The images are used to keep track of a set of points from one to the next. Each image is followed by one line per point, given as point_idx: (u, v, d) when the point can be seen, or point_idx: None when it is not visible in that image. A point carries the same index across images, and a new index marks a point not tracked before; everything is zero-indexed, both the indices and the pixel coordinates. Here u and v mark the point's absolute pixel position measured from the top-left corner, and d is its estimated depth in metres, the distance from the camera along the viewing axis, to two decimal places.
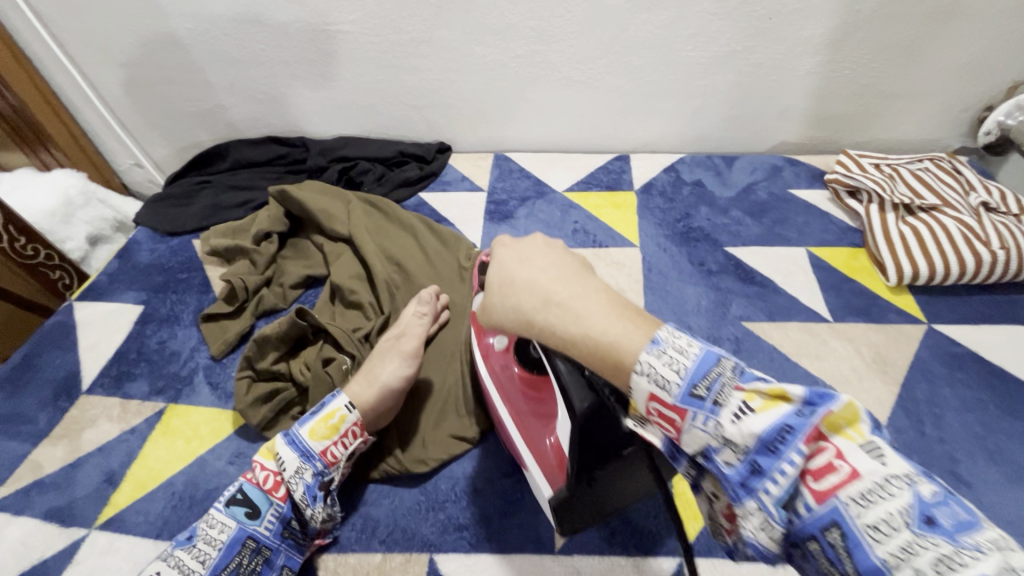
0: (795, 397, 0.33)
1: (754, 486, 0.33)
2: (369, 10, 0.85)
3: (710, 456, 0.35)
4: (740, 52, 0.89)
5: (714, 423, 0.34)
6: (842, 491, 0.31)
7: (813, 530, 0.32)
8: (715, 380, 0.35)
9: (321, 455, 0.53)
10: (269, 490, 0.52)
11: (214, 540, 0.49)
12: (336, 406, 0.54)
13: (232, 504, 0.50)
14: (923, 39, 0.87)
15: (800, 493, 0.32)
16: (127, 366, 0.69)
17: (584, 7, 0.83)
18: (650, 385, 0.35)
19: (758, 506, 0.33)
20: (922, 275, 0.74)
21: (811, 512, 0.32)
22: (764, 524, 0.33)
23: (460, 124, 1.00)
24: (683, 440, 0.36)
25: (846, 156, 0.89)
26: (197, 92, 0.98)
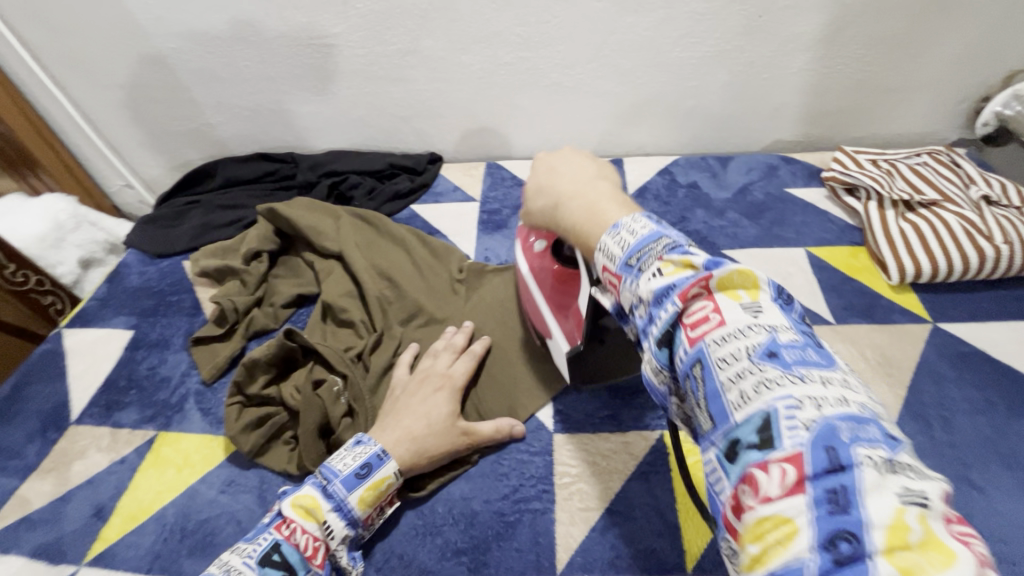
0: (699, 264, 0.34)
1: (649, 327, 0.34)
2: (354, 23, 0.84)
3: (633, 312, 0.36)
4: (731, 51, 0.87)
5: (636, 283, 0.35)
6: (708, 336, 0.31)
7: (684, 370, 0.32)
8: (647, 250, 0.36)
9: (364, 520, 0.51)
10: (310, 558, 0.47)
11: None
12: (386, 472, 0.52)
13: (267, 565, 0.45)
14: (916, 31, 0.86)
15: (680, 342, 0.33)
16: (116, 395, 0.68)
17: (571, 11, 0.82)
18: (604, 259, 0.38)
19: (646, 346, 0.35)
20: (925, 273, 0.72)
21: (683, 353, 0.32)
22: (651, 369, 0.35)
23: (450, 134, 0.99)
24: (621, 301, 0.38)
25: (842, 152, 0.87)
26: (185, 111, 0.98)
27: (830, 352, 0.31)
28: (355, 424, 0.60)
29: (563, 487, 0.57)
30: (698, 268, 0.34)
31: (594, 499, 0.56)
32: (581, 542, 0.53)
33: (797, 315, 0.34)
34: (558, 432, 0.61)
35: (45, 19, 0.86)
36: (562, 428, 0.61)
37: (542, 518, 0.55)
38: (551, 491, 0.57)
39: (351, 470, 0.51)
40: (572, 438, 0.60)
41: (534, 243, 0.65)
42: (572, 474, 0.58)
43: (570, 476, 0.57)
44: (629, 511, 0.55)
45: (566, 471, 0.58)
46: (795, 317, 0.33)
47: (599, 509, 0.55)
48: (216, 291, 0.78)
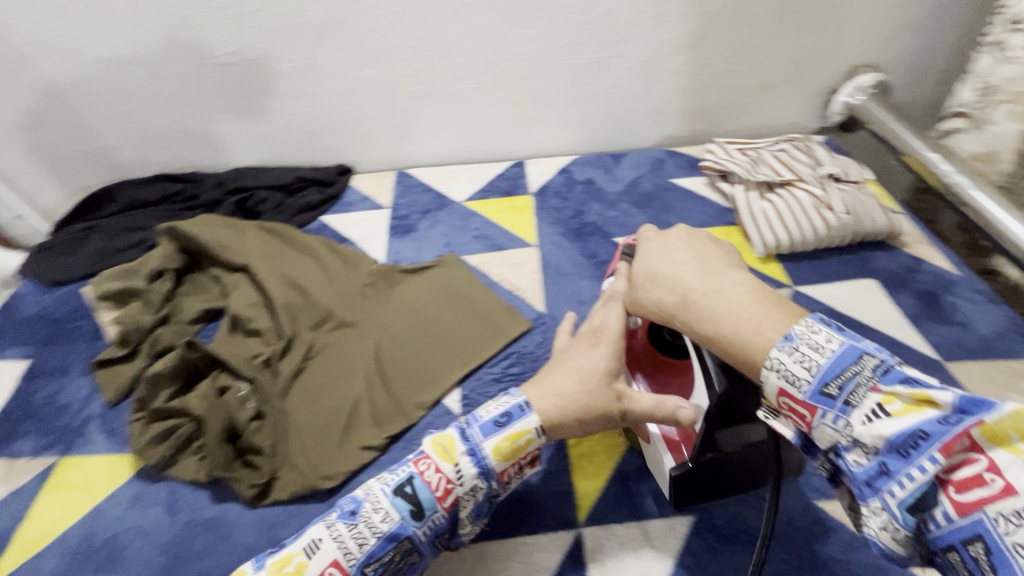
0: (945, 403, 0.34)
1: (883, 482, 0.35)
2: (249, 42, 0.86)
3: (844, 453, 0.38)
4: (612, 58, 0.96)
5: (858, 427, 0.36)
6: (989, 504, 0.31)
7: (954, 542, 0.32)
8: (857, 388, 0.37)
9: (500, 473, 0.48)
10: (439, 497, 0.46)
11: (376, 528, 0.45)
12: (525, 425, 0.48)
13: (400, 495, 0.46)
14: (769, 35, 0.98)
15: (942, 499, 0.33)
16: (11, 426, 0.66)
17: (459, 25, 0.88)
18: (782, 381, 0.39)
19: (883, 504, 0.35)
20: (783, 245, 0.82)
21: (944, 515, 0.33)
22: (887, 525, 0.35)
23: (359, 146, 1.02)
24: (814, 435, 0.39)
25: (715, 144, 0.97)
26: (79, 136, 0.95)
27: None
28: (263, 426, 0.61)
29: None
30: (942, 406, 0.34)
31: None
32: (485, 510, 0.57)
33: None
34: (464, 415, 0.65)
35: None
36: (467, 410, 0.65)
37: None
38: None
39: (490, 417, 0.49)
40: None
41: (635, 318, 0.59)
42: None
43: None
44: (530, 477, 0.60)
45: None
46: None
47: None
48: (119, 313, 0.77)
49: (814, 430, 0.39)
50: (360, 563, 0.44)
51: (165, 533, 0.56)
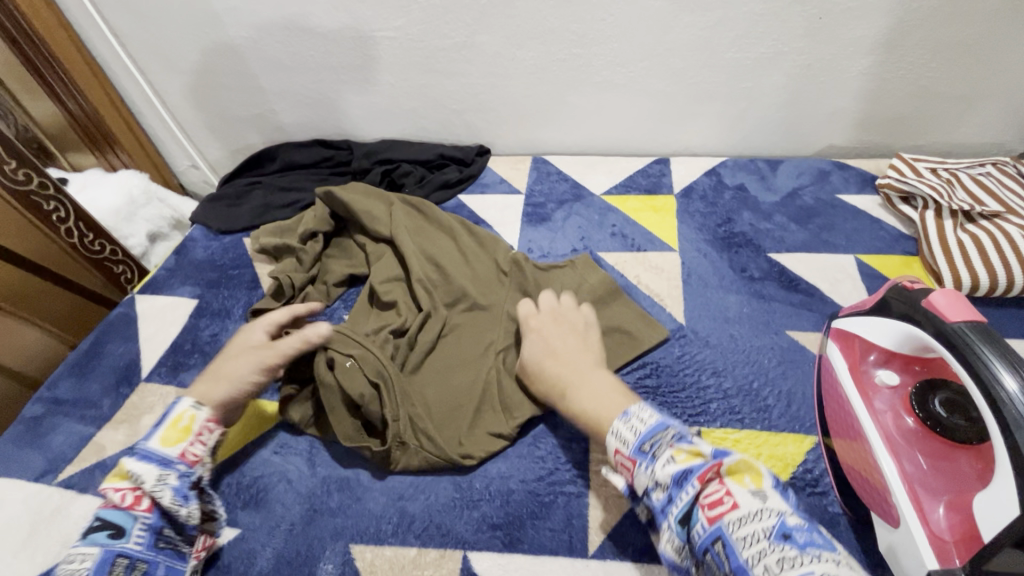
0: (707, 454, 0.47)
1: (670, 509, 0.46)
2: (414, 17, 0.87)
3: (648, 491, 0.48)
4: (789, 54, 0.86)
5: (647, 468, 0.48)
6: (728, 517, 0.43)
7: (705, 545, 0.43)
8: (656, 437, 0.49)
9: (180, 456, 0.52)
10: (130, 506, 0.49)
11: (76, 570, 0.46)
12: (181, 409, 0.55)
13: (92, 532, 0.48)
14: (989, 38, 0.83)
15: (699, 516, 0.44)
16: (182, 357, 0.74)
17: (626, 10, 0.83)
18: (617, 442, 0.51)
19: (667, 524, 0.46)
20: (982, 286, 0.70)
21: (702, 528, 0.44)
22: (674, 546, 0.45)
23: (499, 127, 1.02)
24: (635, 481, 0.49)
25: (899, 159, 0.85)
26: (251, 97, 1.03)
27: (826, 535, 0.43)
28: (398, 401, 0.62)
29: (599, 474, 0.58)
30: (706, 457, 0.47)
31: None
32: (614, 527, 0.54)
33: (790, 501, 0.46)
34: None
35: (132, 9, 0.92)
36: None
37: (577, 501, 0.56)
38: (586, 477, 0.58)
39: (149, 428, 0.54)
40: None
41: (880, 374, 0.56)
42: (608, 462, 0.59)
43: (607, 464, 0.59)
44: None
45: (603, 459, 0.59)
46: (790, 504, 0.45)
47: None
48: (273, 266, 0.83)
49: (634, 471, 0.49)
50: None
51: (306, 485, 0.60)
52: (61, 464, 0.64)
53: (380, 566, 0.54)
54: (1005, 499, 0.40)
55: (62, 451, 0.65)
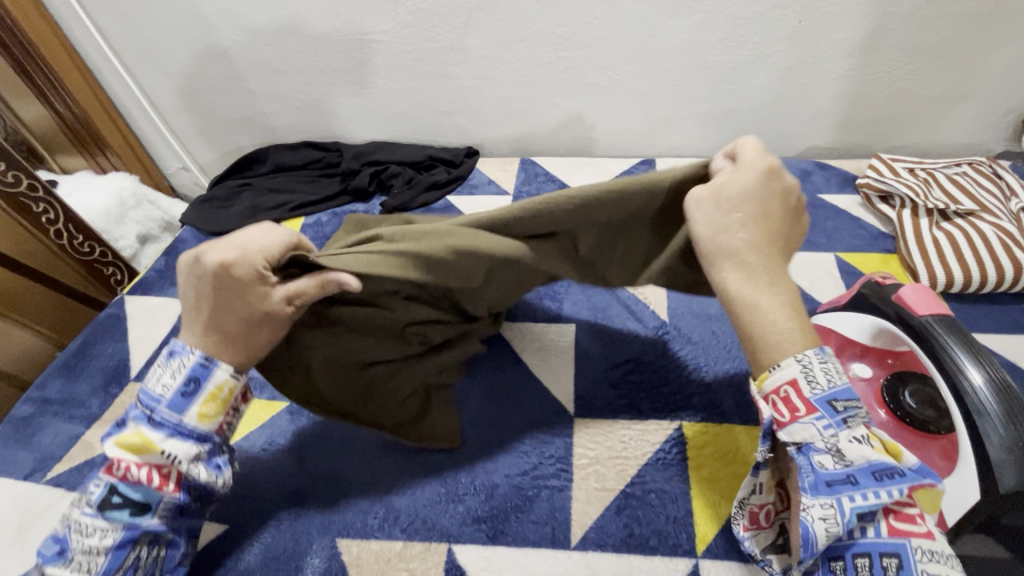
0: (903, 459, 0.42)
1: (841, 491, 0.40)
2: (402, 21, 0.88)
3: (807, 451, 0.42)
4: (771, 56, 0.88)
5: (824, 429, 0.42)
6: (918, 541, 0.39)
7: (873, 550, 0.40)
8: (853, 402, 0.43)
9: (214, 431, 0.50)
10: (158, 486, 0.47)
11: (95, 547, 0.46)
12: (220, 378, 0.50)
13: (110, 509, 0.46)
14: (965, 41, 0.85)
15: (878, 522, 0.40)
16: None
17: (611, 14, 0.84)
18: (802, 374, 0.43)
19: (835, 504, 0.40)
20: (957, 282, 0.72)
21: (875, 533, 0.40)
22: (822, 518, 0.40)
23: (488, 129, 1.03)
24: (793, 430, 0.43)
25: (878, 159, 0.87)
26: (241, 100, 1.04)
27: None
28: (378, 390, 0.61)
29: (582, 468, 0.59)
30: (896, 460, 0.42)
31: (610, 481, 0.58)
32: (596, 519, 0.56)
33: None
34: (580, 417, 0.63)
35: (122, 12, 0.93)
36: (583, 412, 0.63)
37: (561, 494, 0.57)
38: (569, 470, 0.59)
39: (174, 391, 0.49)
40: (593, 422, 0.63)
41: (855, 368, 0.58)
42: (591, 456, 0.60)
43: (589, 458, 0.60)
44: (645, 494, 0.57)
45: (585, 453, 0.60)
46: None
47: (615, 491, 0.57)
48: None
49: (791, 424, 0.43)
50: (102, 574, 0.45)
51: (293, 482, 0.60)
52: (50, 463, 0.64)
53: (366, 560, 0.55)
54: (965, 485, 0.42)
55: (50, 450, 0.66)
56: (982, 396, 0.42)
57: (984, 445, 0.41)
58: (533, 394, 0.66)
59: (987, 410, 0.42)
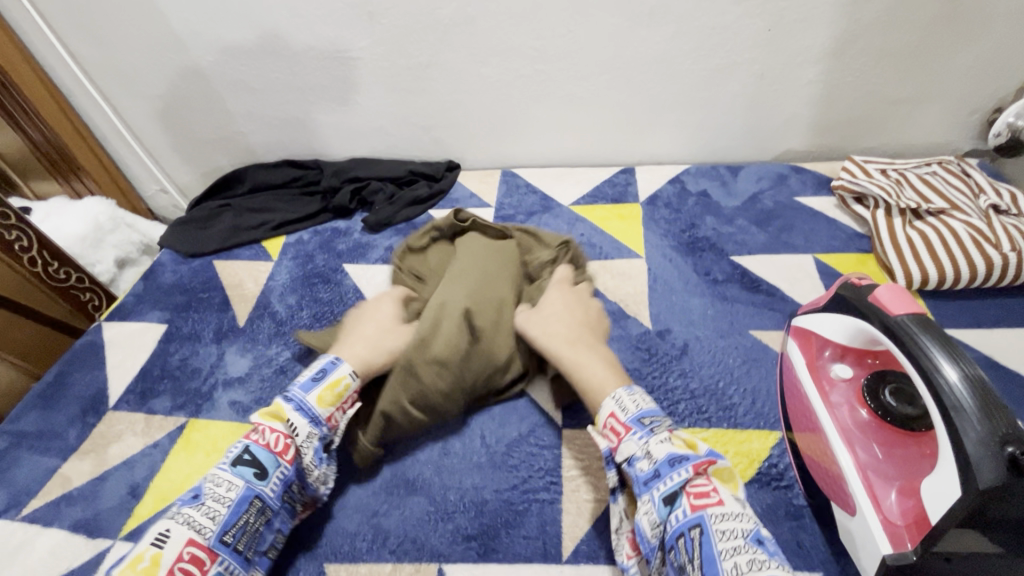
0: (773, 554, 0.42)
1: (655, 485, 0.48)
2: (378, 37, 0.88)
3: (631, 463, 0.51)
4: (743, 64, 0.89)
5: (640, 440, 0.51)
6: (719, 523, 0.44)
7: (682, 528, 0.45)
8: (655, 416, 0.53)
9: (326, 420, 0.57)
10: (279, 451, 0.53)
11: (222, 497, 0.50)
12: (341, 374, 0.59)
13: (239, 464, 0.52)
14: (929, 44, 0.87)
15: (682, 504, 0.46)
16: (151, 383, 0.73)
17: (585, 26, 0.85)
18: (730, 514, 0.45)
19: (650, 497, 0.48)
20: (931, 280, 0.73)
21: (682, 513, 0.46)
22: (651, 521, 0.47)
23: (468, 143, 1.03)
24: (693, 484, 0.47)
25: (851, 162, 0.88)
26: (218, 120, 1.03)
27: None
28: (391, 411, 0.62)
29: (570, 480, 0.59)
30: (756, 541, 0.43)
31: (600, 492, 0.58)
32: (586, 532, 0.55)
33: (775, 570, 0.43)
34: (567, 427, 0.63)
35: (94, 36, 0.92)
36: (572, 423, 0.63)
37: (550, 508, 0.57)
38: (559, 483, 0.59)
39: None
40: (582, 432, 0.63)
41: (836, 368, 0.59)
42: (579, 467, 0.60)
43: (577, 470, 0.60)
44: None
45: (573, 464, 0.60)
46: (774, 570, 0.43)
47: (604, 502, 0.57)
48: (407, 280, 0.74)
49: (622, 444, 0.52)
50: (217, 532, 0.48)
51: None
52: (25, 498, 0.63)
53: None
54: (948, 481, 0.42)
55: (26, 484, 0.64)
56: (958, 393, 0.43)
57: (963, 442, 0.41)
58: (521, 406, 0.65)
59: (964, 407, 0.42)
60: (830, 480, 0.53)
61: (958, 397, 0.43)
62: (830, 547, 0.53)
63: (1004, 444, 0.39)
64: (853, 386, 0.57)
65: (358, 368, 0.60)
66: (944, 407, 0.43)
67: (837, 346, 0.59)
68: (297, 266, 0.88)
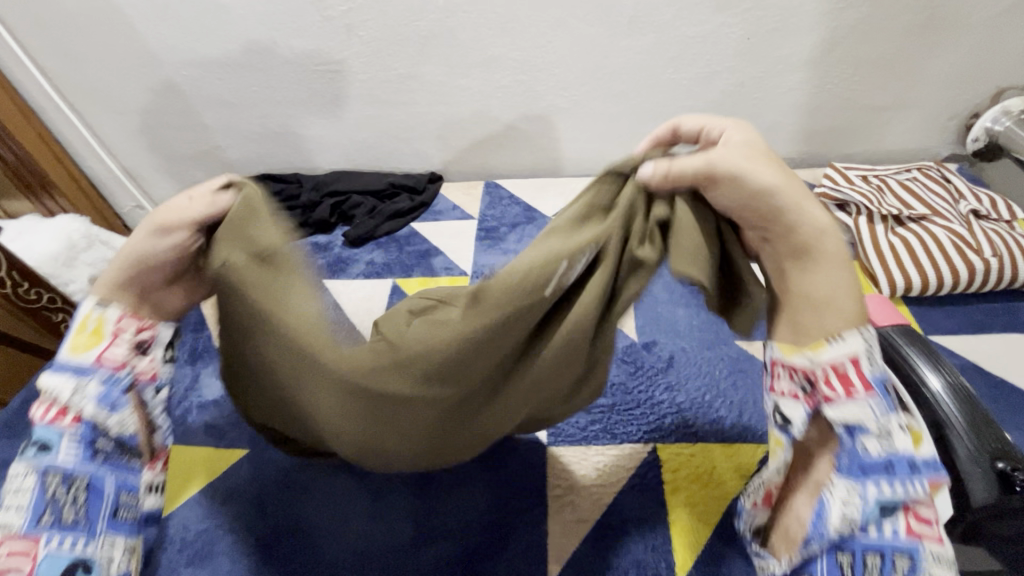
0: None
1: (870, 477, 0.37)
2: (356, 50, 0.87)
3: (852, 433, 0.38)
4: (723, 72, 0.89)
5: (877, 410, 0.38)
6: (928, 545, 0.36)
7: (884, 549, 0.36)
8: (894, 385, 0.39)
9: (97, 363, 0.45)
10: (52, 419, 0.44)
11: (21, 488, 0.42)
12: (85, 311, 0.46)
13: (28, 448, 0.43)
14: (905, 52, 0.88)
15: (895, 520, 0.37)
16: None
17: (565, 37, 0.85)
18: (942, 558, 0.36)
19: (860, 491, 0.37)
20: (915, 286, 0.73)
21: (891, 528, 0.37)
22: (847, 519, 0.37)
23: (450, 155, 1.02)
24: (923, 506, 0.36)
25: (832, 169, 0.88)
26: (195, 135, 1.01)
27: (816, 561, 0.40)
28: None
29: (556, 499, 0.57)
30: None
31: (585, 512, 0.56)
32: (572, 554, 0.54)
33: None
34: (553, 445, 0.62)
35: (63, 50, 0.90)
36: (558, 439, 0.62)
37: (535, 529, 0.56)
38: (544, 503, 0.57)
39: None
40: (568, 449, 0.61)
41: None
42: (564, 486, 0.58)
43: (563, 488, 0.58)
44: (621, 522, 0.56)
45: (559, 483, 0.59)
46: None
47: (590, 521, 0.56)
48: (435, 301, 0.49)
49: (842, 403, 0.38)
50: (27, 519, 0.41)
51: (252, 535, 0.57)
52: None
53: None
54: (939, 498, 0.40)
55: None
56: (944, 404, 0.42)
57: (951, 454, 0.40)
58: None
59: (952, 417, 0.41)
60: None
61: (947, 408, 0.42)
62: None
63: (994, 459, 0.39)
64: None
65: (110, 296, 0.47)
66: (932, 419, 0.42)
67: None
68: None
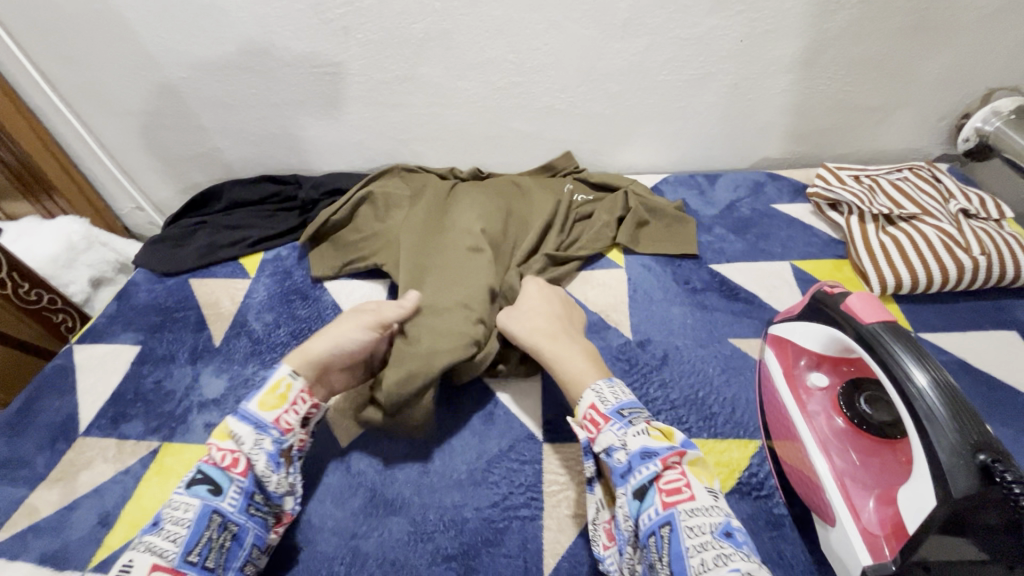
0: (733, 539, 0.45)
1: (630, 478, 0.51)
2: (354, 52, 0.88)
3: (610, 454, 0.52)
4: (717, 74, 0.90)
5: (617, 431, 0.53)
6: (680, 505, 0.48)
7: (654, 527, 0.47)
8: (635, 410, 0.55)
9: (275, 422, 0.55)
10: (228, 467, 0.53)
11: (180, 519, 0.49)
12: (280, 376, 0.57)
13: (195, 484, 0.52)
14: (896, 54, 0.89)
15: (653, 499, 0.49)
16: (123, 407, 0.72)
17: (560, 39, 0.86)
18: (699, 514, 0.47)
19: (624, 491, 0.51)
20: (905, 285, 0.74)
21: (654, 512, 0.48)
22: (625, 515, 0.50)
23: (447, 155, 1.03)
24: (668, 476, 0.50)
25: (825, 169, 0.89)
26: (194, 137, 1.02)
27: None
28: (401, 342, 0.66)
29: (552, 495, 0.58)
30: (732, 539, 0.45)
31: (581, 507, 0.57)
32: (567, 548, 0.55)
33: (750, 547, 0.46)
34: (548, 442, 0.62)
35: (63, 53, 0.90)
36: (552, 436, 0.63)
37: (530, 524, 0.56)
38: (539, 498, 0.58)
39: None
40: (564, 446, 0.62)
41: (815, 377, 0.59)
42: (560, 482, 0.59)
43: (558, 484, 0.59)
44: None
45: (555, 479, 0.60)
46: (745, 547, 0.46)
47: (585, 516, 0.57)
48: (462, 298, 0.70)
49: (600, 435, 0.54)
50: (181, 552, 0.48)
51: None
52: None
53: None
54: (924, 490, 0.42)
55: None
56: (928, 399, 0.43)
57: (935, 449, 0.42)
58: (501, 421, 0.65)
59: (935, 412, 0.42)
60: (811, 488, 0.53)
61: (932, 403, 0.43)
62: (811, 556, 0.54)
63: (975, 452, 0.40)
64: (832, 394, 0.58)
65: (301, 370, 0.59)
66: (917, 414, 0.43)
67: (818, 354, 0.58)
68: (274, 283, 0.87)
